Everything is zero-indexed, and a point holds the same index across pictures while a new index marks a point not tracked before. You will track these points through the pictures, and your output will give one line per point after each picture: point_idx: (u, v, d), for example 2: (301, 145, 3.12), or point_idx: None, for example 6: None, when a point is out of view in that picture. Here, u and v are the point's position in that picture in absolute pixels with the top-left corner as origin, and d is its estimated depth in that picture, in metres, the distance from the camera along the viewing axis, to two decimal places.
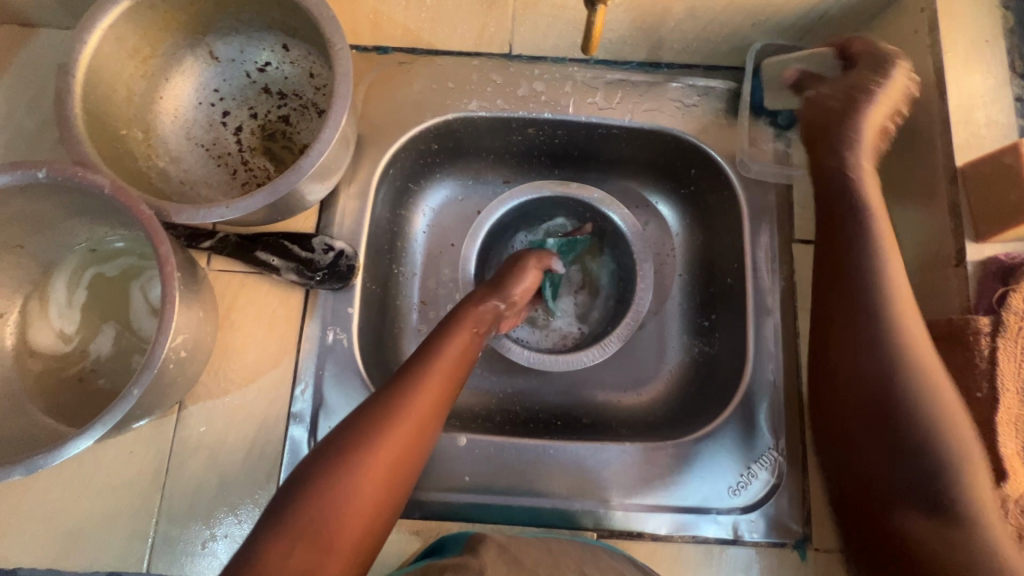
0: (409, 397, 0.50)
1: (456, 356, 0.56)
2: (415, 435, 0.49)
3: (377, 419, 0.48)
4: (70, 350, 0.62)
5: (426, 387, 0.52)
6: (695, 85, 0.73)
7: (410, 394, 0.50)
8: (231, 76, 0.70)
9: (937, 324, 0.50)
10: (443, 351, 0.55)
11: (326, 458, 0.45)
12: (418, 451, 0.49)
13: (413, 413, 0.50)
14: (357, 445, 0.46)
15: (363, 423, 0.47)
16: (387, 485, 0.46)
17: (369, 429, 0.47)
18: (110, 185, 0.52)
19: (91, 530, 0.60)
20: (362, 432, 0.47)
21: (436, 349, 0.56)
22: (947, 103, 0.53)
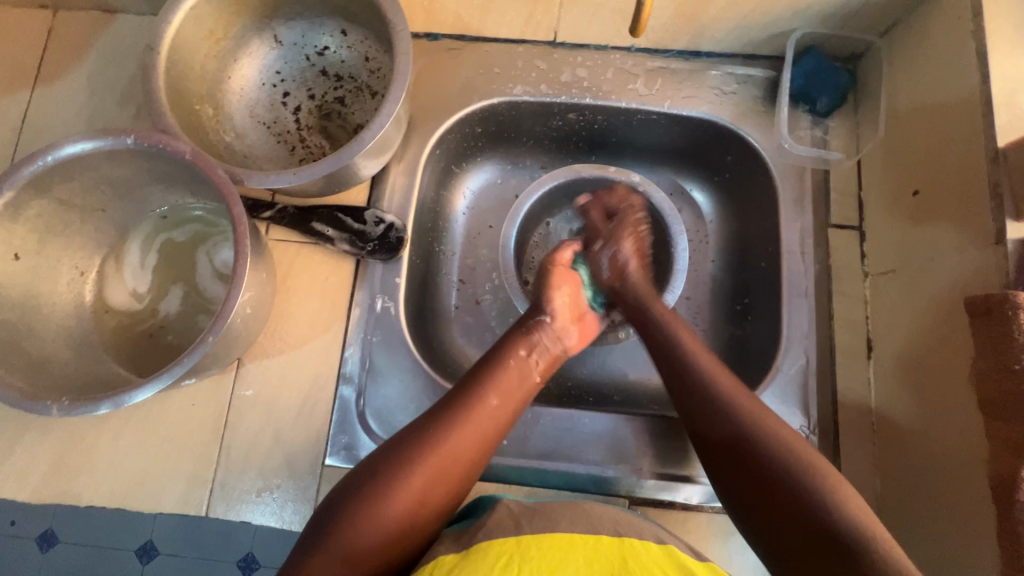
0: (454, 432, 0.55)
1: (503, 393, 0.59)
2: (473, 436, 0.56)
3: (421, 455, 0.53)
4: (141, 308, 0.67)
5: (489, 392, 0.58)
6: (733, 74, 0.75)
7: (456, 429, 0.55)
8: (292, 59, 0.74)
9: (976, 299, 0.50)
10: (489, 388, 0.58)
11: (371, 477, 0.52)
12: (473, 451, 0.55)
13: (456, 448, 0.54)
14: (421, 437, 0.54)
15: (408, 452, 0.53)
16: (422, 510, 0.52)
17: (433, 424, 0.55)
18: (190, 152, 0.57)
19: (156, 474, 0.65)
20: (428, 427, 0.55)
21: (485, 385, 0.59)
22: (989, 86, 0.54)
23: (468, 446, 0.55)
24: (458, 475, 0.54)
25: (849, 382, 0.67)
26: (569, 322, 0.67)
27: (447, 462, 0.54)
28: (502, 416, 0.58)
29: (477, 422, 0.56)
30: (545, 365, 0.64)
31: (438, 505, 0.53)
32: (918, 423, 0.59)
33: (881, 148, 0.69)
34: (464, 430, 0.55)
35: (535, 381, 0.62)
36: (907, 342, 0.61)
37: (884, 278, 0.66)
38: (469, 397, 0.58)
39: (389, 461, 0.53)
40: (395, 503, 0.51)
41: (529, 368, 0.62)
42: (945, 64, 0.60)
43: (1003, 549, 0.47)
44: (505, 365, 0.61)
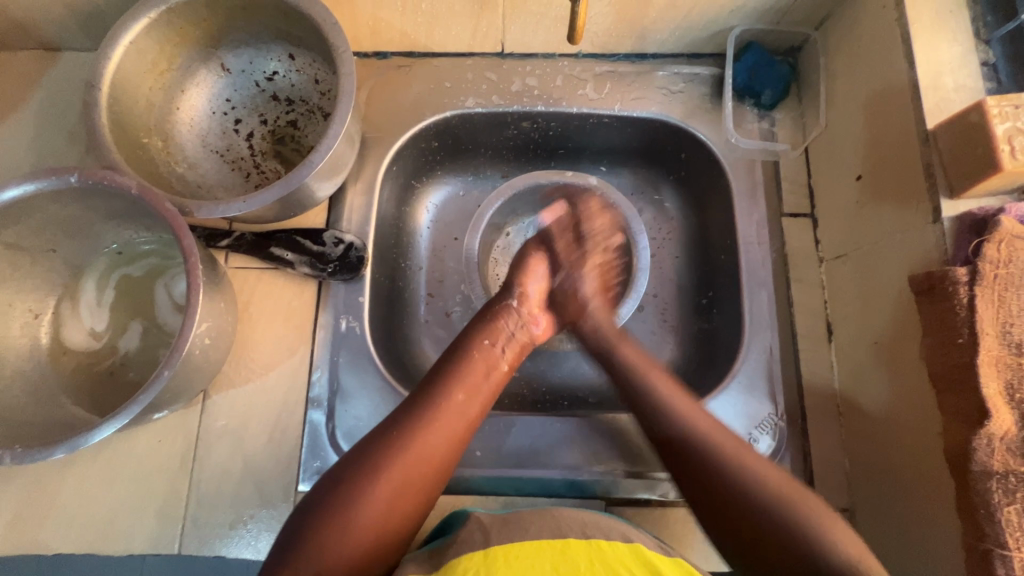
0: (421, 428, 0.55)
1: (467, 385, 0.59)
2: (445, 433, 0.56)
3: (388, 457, 0.53)
4: (101, 346, 0.66)
5: (457, 387, 0.58)
6: (679, 73, 0.77)
7: (424, 422, 0.55)
8: (242, 86, 0.74)
9: (919, 278, 0.52)
10: (453, 381, 0.58)
11: (344, 481, 0.52)
12: (446, 448, 0.55)
13: (425, 445, 0.54)
14: (389, 437, 0.54)
15: (377, 450, 0.53)
16: (398, 508, 0.52)
17: (401, 424, 0.55)
18: (136, 185, 0.56)
19: (125, 515, 0.63)
20: (396, 427, 0.55)
21: (452, 375, 0.59)
22: (916, 70, 0.56)
23: (437, 441, 0.55)
24: (428, 471, 0.54)
25: (813, 367, 0.68)
26: (539, 310, 0.69)
27: (420, 458, 0.54)
28: (472, 407, 0.58)
29: (447, 414, 0.56)
30: (514, 354, 0.65)
31: (413, 504, 0.53)
32: (880, 404, 0.60)
33: (824, 137, 0.71)
34: (433, 422, 0.55)
35: (502, 367, 0.63)
36: (863, 324, 0.63)
37: (837, 262, 0.68)
38: (434, 389, 0.58)
39: (359, 461, 0.53)
40: (371, 503, 0.51)
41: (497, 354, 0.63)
42: (875, 53, 0.62)
43: (965, 520, 0.48)
44: (470, 356, 0.61)
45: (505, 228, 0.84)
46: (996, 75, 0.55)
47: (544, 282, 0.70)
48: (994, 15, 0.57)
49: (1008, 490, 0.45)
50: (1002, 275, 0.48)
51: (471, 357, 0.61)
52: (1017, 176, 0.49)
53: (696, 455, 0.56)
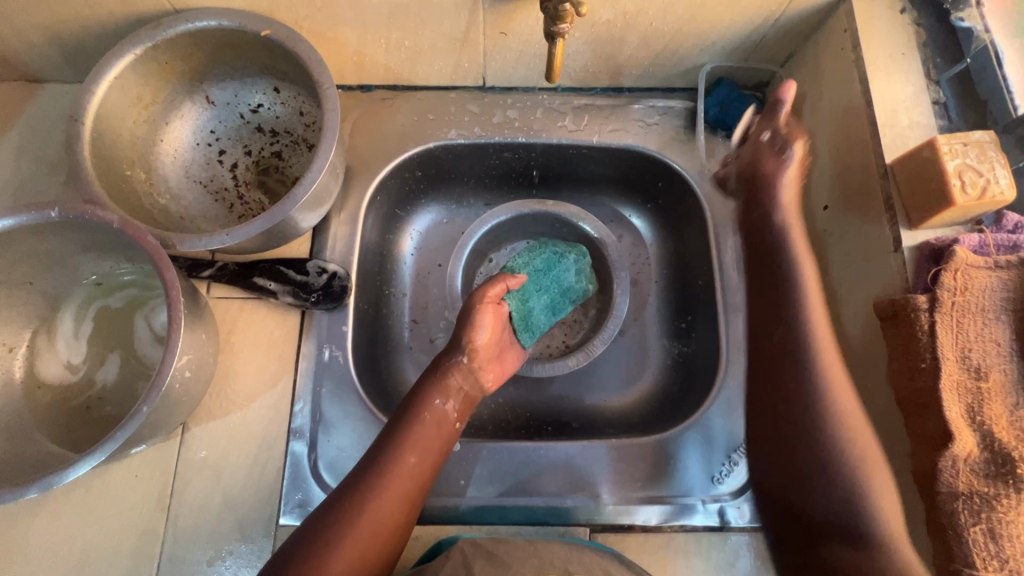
0: (372, 502, 0.54)
1: (418, 450, 0.59)
2: (397, 501, 0.56)
3: (341, 535, 0.52)
4: (76, 380, 0.64)
5: (406, 452, 0.58)
6: (655, 106, 0.80)
7: (376, 495, 0.55)
8: (227, 118, 0.75)
9: (883, 303, 0.54)
10: (403, 447, 0.58)
11: (299, 560, 0.51)
12: (399, 516, 0.55)
13: (377, 522, 0.54)
14: (342, 513, 0.53)
15: (329, 528, 0.52)
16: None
17: (352, 498, 0.54)
18: (118, 220, 0.56)
19: (98, 555, 0.62)
20: (347, 502, 0.54)
21: (403, 440, 0.59)
22: (874, 108, 0.59)
23: (388, 513, 0.55)
24: (381, 546, 0.54)
25: None
26: (485, 359, 0.68)
27: (372, 532, 0.53)
28: (422, 470, 0.58)
29: (398, 482, 0.56)
30: (463, 406, 0.65)
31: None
32: None
33: None
34: (385, 492, 0.55)
35: (452, 426, 0.63)
36: None
37: None
38: (384, 457, 0.57)
39: (312, 538, 0.52)
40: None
41: (447, 413, 0.62)
42: (836, 91, 0.65)
43: (936, 541, 0.49)
44: (419, 419, 0.60)
45: (489, 255, 0.86)
46: (947, 113, 0.59)
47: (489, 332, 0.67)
48: (943, 57, 0.61)
49: (974, 510, 0.47)
50: (959, 302, 0.51)
51: (420, 418, 0.60)
52: (971, 209, 0.52)
53: None
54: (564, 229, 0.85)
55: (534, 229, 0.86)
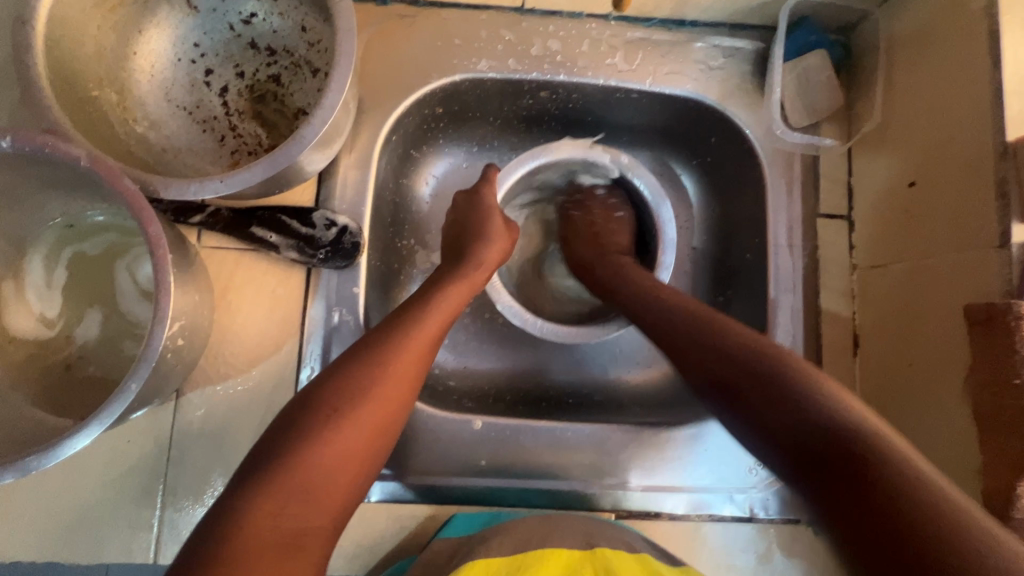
0: (379, 373, 0.47)
1: (427, 328, 0.52)
2: (407, 378, 0.49)
3: (344, 403, 0.45)
4: (53, 336, 0.57)
5: (414, 331, 0.51)
6: (720, 46, 0.69)
7: (390, 357, 0.48)
8: (213, 29, 0.63)
9: (977, 308, 0.48)
10: (411, 323, 0.52)
11: (312, 416, 0.44)
12: (407, 395, 0.49)
13: (385, 397, 0.47)
14: (345, 384, 0.46)
15: (330, 398, 0.45)
16: (356, 465, 0.44)
17: (356, 372, 0.47)
18: (86, 157, 0.46)
19: (91, 522, 0.57)
20: (351, 375, 0.47)
21: (417, 304, 0.54)
22: (1002, 72, 0.49)
23: (395, 391, 0.47)
24: (387, 423, 0.47)
25: (835, 381, 0.65)
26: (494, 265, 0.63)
27: (379, 406, 0.46)
28: (430, 346, 0.52)
29: (407, 357, 0.49)
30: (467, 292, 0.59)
31: (368, 460, 0.45)
32: (907, 427, 0.57)
33: (875, 132, 0.64)
34: (391, 363, 0.48)
35: (464, 298, 0.58)
36: (896, 344, 0.59)
37: (873, 272, 0.63)
38: (395, 319, 0.52)
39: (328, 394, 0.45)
40: (352, 437, 0.44)
41: (458, 284, 0.58)
42: (950, 43, 0.55)
43: None
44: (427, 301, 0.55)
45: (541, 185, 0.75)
46: None
47: (500, 242, 0.63)
48: None
49: None
50: None
51: (425, 301, 0.54)
52: None
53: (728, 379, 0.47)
54: (617, 178, 0.73)
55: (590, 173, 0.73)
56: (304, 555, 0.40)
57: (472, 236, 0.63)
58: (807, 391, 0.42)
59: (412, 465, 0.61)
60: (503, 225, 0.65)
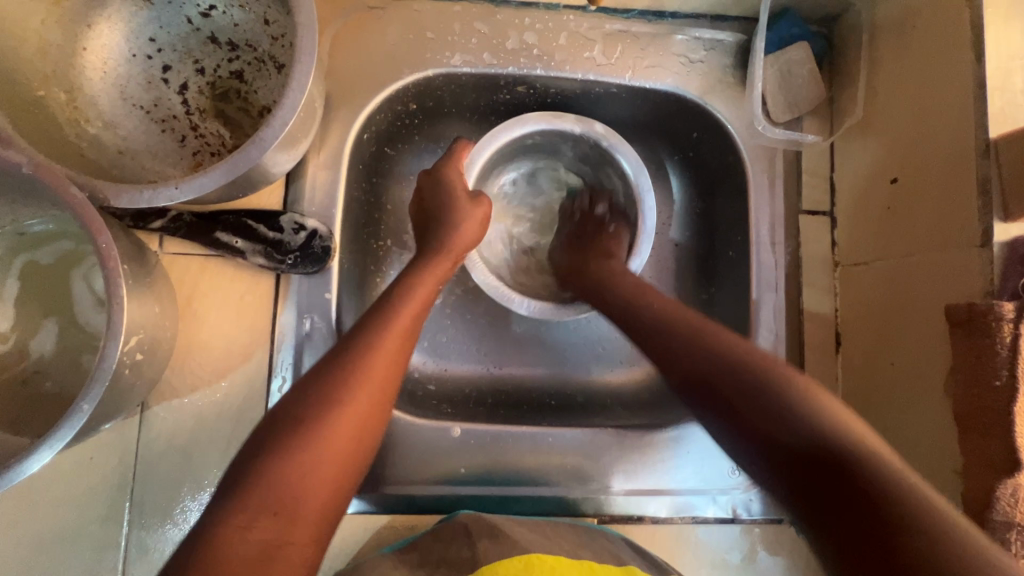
0: (344, 377, 0.46)
1: (395, 324, 0.50)
2: (376, 377, 0.47)
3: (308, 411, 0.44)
4: (6, 351, 0.54)
5: (380, 329, 0.49)
6: (701, 39, 0.67)
7: (354, 359, 0.47)
8: (169, 22, 0.60)
9: (958, 307, 0.47)
10: (378, 322, 0.50)
11: (279, 430, 0.43)
12: (379, 395, 0.47)
13: (351, 400, 0.45)
14: (311, 393, 0.45)
15: (297, 410, 0.44)
16: (330, 474, 0.42)
17: (322, 380, 0.46)
18: (28, 163, 0.43)
19: (54, 543, 0.55)
20: (317, 383, 0.45)
21: (388, 300, 0.52)
22: (985, 66, 0.48)
23: (362, 393, 0.46)
24: (360, 425, 0.45)
25: (818, 379, 0.64)
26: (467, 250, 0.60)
27: (347, 409, 0.45)
28: (402, 341, 0.50)
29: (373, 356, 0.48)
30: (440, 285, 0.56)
31: (342, 467, 0.43)
32: (889, 426, 0.57)
33: (858, 127, 0.63)
34: (357, 365, 0.47)
35: (435, 291, 0.55)
36: (877, 343, 0.59)
37: (855, 269, 0.63)
38: (364, 321, 0.50)
39: (297, 406, 0.44)
40: (321, 447, 0.43)
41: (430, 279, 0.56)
42: (932, 36, 0.53)
43: None
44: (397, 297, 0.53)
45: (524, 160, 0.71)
46: None
47: (475, 225, 0.60)
48: None
49: None
50: None
51: (393, 298, 0.53)
52: None
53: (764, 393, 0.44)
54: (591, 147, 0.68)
55: (575, 148, 0.69)
56: (280, 567, 0.38)
57: (442, 224, 0.59)
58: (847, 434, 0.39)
59: (389, 475, 0.59)
60: (471, 204, 0.61)
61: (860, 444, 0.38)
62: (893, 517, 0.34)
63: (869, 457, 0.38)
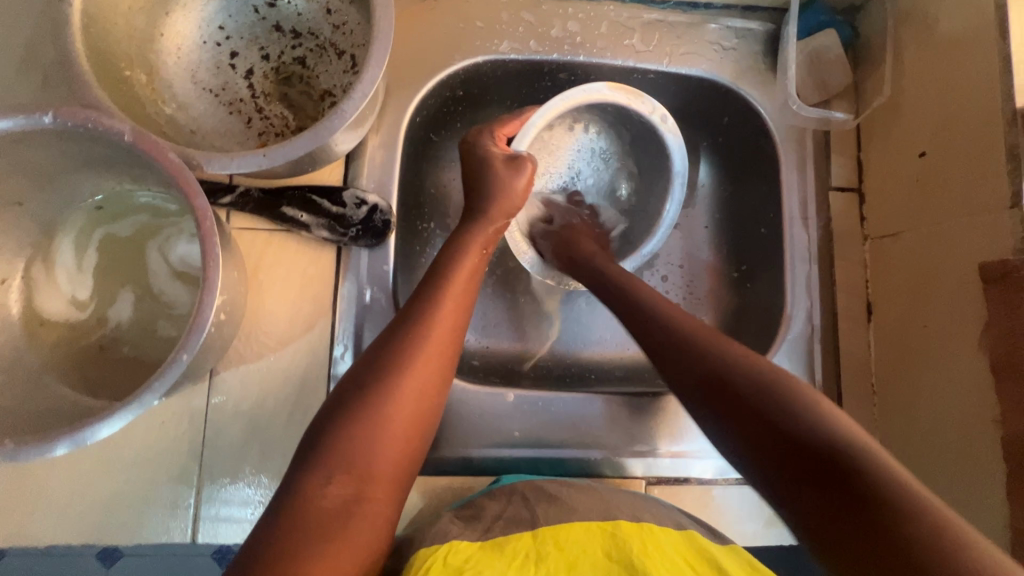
0: (408, 353, 0.47)
1: (452, 298, 0.51)
2: (437, 350, 0.48)
3: (375, 383, 0.46)
4: (85, 318, 0.57)
5: (438, 303, 0.50)
6: (733, 27, 0.71)
7: (415, 332, 0.48)
8: (238, 12, 0.64)
9: (991, 265, 0.52)
10: (437, 294, 0.51)
11: (351, 400, 0.45)
12: (442, 365, 0.48)
13: (418, 373, 0.47)
14: (380, 362, 0.47)
15: (365, 380, 0.46)
16: (402, 442, 0.45)
17: (389, 349, 0.47)
18: (129, 131, 0.46)
19: (127, 504, 0.57)
20: (384, 354, 0.47)
21: (441, 272, 0.53)
22: (1008, 42, 0.52)
23: (424, 361, 0.47)
24: (426, 396, 0.47)
25: (851, 347, 0.67)
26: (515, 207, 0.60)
27: (413, 381, 0.46)
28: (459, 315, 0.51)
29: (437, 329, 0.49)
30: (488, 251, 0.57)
31: (410, 437, 0.46)
32: (923, 386, 0.60)
33: (883, 107, 0.67)
34: (422, 337, 0.48)
35: (482, 260, 0.56)
36: (909, 310, 0.62)
37: (884, 241, 0.66)
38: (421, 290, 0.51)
39: (364, 374, 0.46)
40: (390, 416, 0.45)
41: (479, 250, 0.56)
42: (957, 17, 0.57)
43: (1015, 502, 0.50)
44: (454, 265, 0.53)
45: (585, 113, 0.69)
46: None
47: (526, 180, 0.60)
48: None
49: None
50: None
51: (447, 268, 0.53)
52: None
53: (707, 357, 0.45)
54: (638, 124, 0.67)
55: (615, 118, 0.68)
56: (358, 524, 0.41)
57: (489, 198, 0.58)
58: (803, 403, 0.39)
59: (446, 438, 0.62)
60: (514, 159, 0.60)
61: (812, 403, 0.39)
62: (870, 492, 0.33)
63: (819, 406, 0.39)
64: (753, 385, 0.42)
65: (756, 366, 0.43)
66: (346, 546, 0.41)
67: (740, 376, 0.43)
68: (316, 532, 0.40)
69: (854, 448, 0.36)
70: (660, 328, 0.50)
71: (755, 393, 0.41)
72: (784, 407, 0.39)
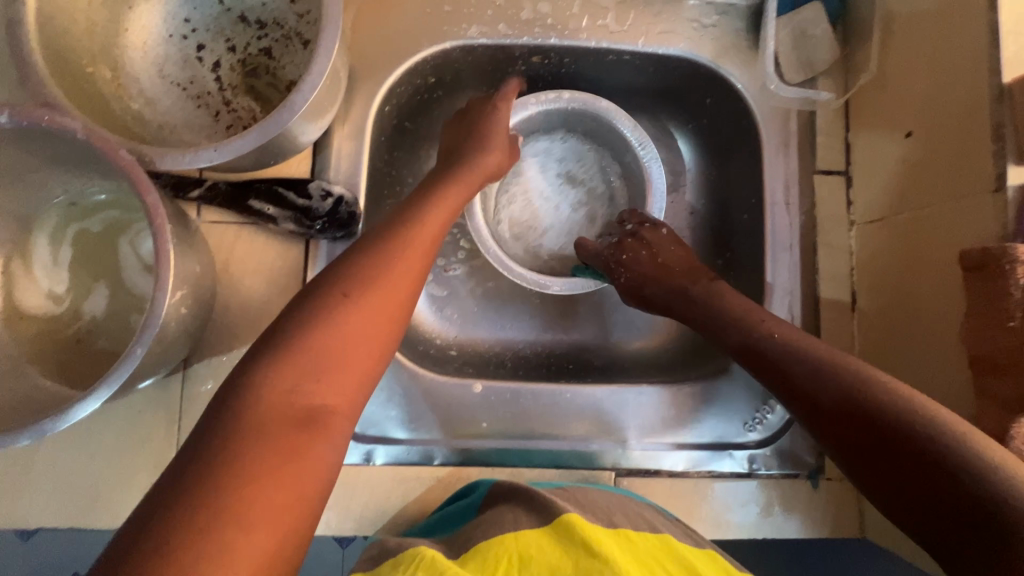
0: (350, 302, 0.42)
1: (400, 250, 0.47)
2: (385, 301, 0.43)
3: (302, 332, 0.40)
4: (62, 311, 0.58)
5: (389, 253, 0.46)
6: (713, 3, 0.68)
7: (357, 282, 0.43)
8: (203, 5, 0.64)
9: (970, 253, 0.48)
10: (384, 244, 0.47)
11: (276, 353, 0.39)
12: (389, 318, 0.43)
13: (359, 322, 0.41)
14: (314, 312, 0.41)
15: (292, 330, 0.40)
16: (337, 399, 0.39)
17: (325, 299, 0.42)
18: (82, 129, 0.47)
19: (108, 490, 0.59)
20: (319, 302, 0.42)
21: (386, 229, 0.49)
22: (998, 12, 0.48)
23: (370, 312, 0.42)
24: (369, 349, 0.42)
25: (834, 338, 0.65)
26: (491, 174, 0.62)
27: (354, 330, 0.41)
28: (410, 267, 0.46)
29: (383, 280, 0.44)
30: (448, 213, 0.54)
31: (349, 393, 0.40)
32: (907, 378, 0.57)
33: (872, 86, 0.63)
34: (364, 287, 0.43)
35: (445, 217, 0.53)
36: (893, 297, 0.59)
37: (871, 227, 0.63)
38: (395, 225, 0.49)
39: (287, 330, 0.40)
40: (324, 369, 0.39)
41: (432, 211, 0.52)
42: None
43: None
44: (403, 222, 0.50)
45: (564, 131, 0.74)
46: None
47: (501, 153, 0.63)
48: None
49: None
50: None
51: (402, 221, 0.50)
52: None
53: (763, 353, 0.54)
54: (602, 122, 0.69)
55: (580, 122, 0.71)
56: (293, 483, 0.35)
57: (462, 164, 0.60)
58: (875, 392, 0.46)
59: (415, 429, 0.63)
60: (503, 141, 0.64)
61: (865, 376, 0.47)
62: (928, 456, 0.41)
63: (907, 392, 0.45)
64: (810, 381, 0.50)
65: (775, 351, 0.54)
66: (267, 521, 0.32)
67: (791, 364, 0.52)
68: (280, 457, 0.35)
69: (936, 430, 0.41)
70: (729, 328, 0.58)
71: (836, 378, 0.48)
72: (851, 395, 0.47)
